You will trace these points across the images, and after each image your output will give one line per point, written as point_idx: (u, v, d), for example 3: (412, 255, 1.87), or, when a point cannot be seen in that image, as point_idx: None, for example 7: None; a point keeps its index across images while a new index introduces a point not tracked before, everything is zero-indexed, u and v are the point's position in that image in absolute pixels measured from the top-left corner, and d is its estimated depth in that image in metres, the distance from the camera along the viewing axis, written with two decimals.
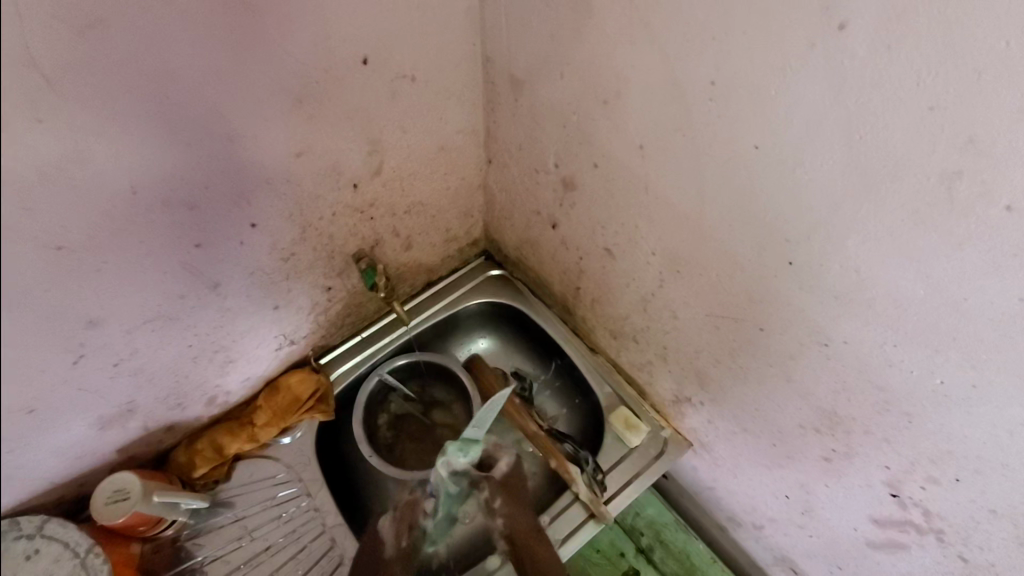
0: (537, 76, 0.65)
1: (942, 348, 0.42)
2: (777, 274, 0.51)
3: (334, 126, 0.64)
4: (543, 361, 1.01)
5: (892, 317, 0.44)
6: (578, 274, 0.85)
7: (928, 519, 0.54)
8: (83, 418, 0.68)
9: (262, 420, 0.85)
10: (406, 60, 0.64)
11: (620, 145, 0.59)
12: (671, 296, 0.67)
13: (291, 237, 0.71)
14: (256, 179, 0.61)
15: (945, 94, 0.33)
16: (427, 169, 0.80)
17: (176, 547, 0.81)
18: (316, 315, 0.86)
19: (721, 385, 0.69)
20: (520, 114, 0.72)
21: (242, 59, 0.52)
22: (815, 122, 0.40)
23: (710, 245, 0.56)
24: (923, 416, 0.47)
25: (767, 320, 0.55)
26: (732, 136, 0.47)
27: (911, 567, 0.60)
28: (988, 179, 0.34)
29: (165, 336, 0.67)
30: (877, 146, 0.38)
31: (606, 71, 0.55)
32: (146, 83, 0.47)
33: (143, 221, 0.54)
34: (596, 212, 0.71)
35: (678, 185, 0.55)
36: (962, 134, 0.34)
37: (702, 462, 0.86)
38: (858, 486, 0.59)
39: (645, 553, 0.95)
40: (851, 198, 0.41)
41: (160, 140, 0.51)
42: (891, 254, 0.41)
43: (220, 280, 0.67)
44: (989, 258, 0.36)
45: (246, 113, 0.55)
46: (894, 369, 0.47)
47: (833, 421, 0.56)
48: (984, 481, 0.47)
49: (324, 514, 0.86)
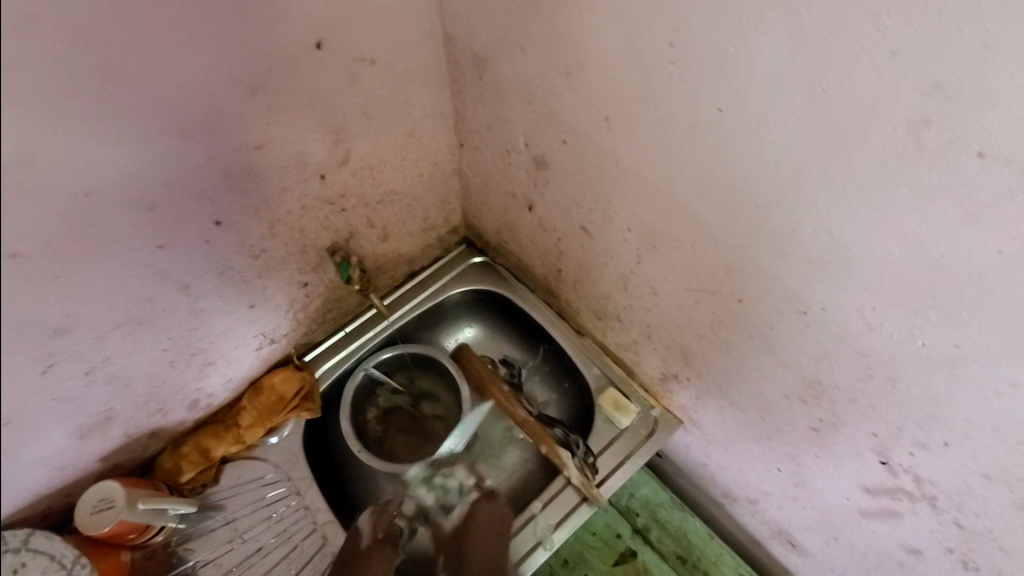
0: (498, 53, 0.63)
1: (920, 309, 0.41)
2: (751, 242, 0.49)
3: (293, 115, 0.62)
4: (531, 346, 1.00)
5: (868, 279, 0.42)
6: (559, 256, 0.84)
7: (919, 485, 0.53)
8: (60, 430, 0.66)
9: (247, 421, 0.84)
10: (363, 42, 0.62)
11: (586, 118, 0.57)
12: (650, 272, 0.66)
13: (260, 234, 0.70)
14: (214, 175, 0.59)
15: (906, 38, 0.32)
16: (397, 157, 0.78)
17: (168, 553, 0.80)
18: (294, 312, 0.85)
19: (705, 359, 0.68)
20: (486, 96, 0.70)
21: (184, 46, 0.49)
22: (778, 77, 0.38)
23: (684, 217, 0.55)
24: (907, 380, 0.46)
25: (745, 290, 0.54)
26: (693, 100, 0.45)
27: (905, 535, 0.59)
28: (956, 127, 0.32)
29: (137, 341, 0.65)
30: (841, 99, 0.36)
31: (565, 40, 0.52)
32: (86, 79, 0.45)
33: (98, 223, 0.52)
34: (569, 189, 0.69)
35: (648, 158, 0.53)
36: (927, 79, 0.32)
37: (695, 440, 0.85)
38: (846, 455, 0.58)
39: (642, 533, 0.94)
40: (818, 154, 0.39)
41: (109, 137, 0.49)
42: (865, 215, 0.40)
43: (187, 282, 0.65)
44: (962, 211, 0.35)
45: (197, 105, 0.53)
46: (874, 334, 0.45)
47: (817, 390, 0.55)
48: (973, 444, 0.45)
49: (315, 512, 0.85)
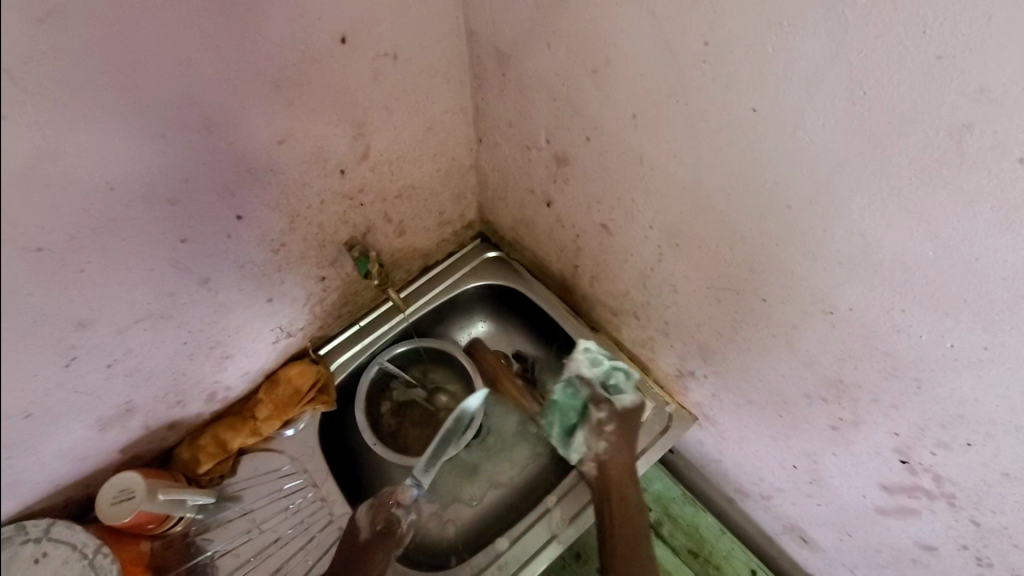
0: (522, 48, 0.62)
1: (952, 311, 0.41)
2: (779, 242, 0.50)
3: (316, 109, 0.62)
4: (545, 341, 1.00)
5: (899, 281, 0.43)
6: (575, 252, 0.84)
7: (938, 484, 0.53)
8: (81, 421, 0.67)
9: (264, 414, 0.85)
10: (387, 36, 0.62)
11: (612, 116, 0.57)
12: (670, 270, 0.66)
13: (280, 228, 0.70)
14: (238, 169, 0.59)
15: (952, 42, 0.31)
16: (416, 152, 0.77)
17: (187, 542, 0.81)
18: (311, 305, 0.85)
19: (724, 357, 0.68)
20: (507, 91, 0.70)
21: (212, 39, 0.49)
22: (815, 79, 0.38)
23: (709, 215, 0.55)
24: (933, 381, 0.46)
25: (770, 290, 0.54)
26: (726, 100, 0.45)
27: (921, 532, 0.60)
28: (999, 132, 0.32)
29: (158, 335, 0.66)
30: (881, 101, 0.36)
31: (594, 37, 0.52)
32: (116, 73, 0.45)
33: (125, 217, 0.52)
34: (589, 186, 0.69)
35: (675, 156, 0.53)
36: (971, 84, 0.32)
37: (709, 436, 0.86)
38: (866, 453, 0.58)
39: (653, 527, 0.95)
40: (854, 157, 0.39)
41: (137, 132, 0.49)
42: (898, 217, 0.40)
43: (209, 275, 0.66)
44: (999, 215, 0.35)
45: (223, 101, 0.53)
46: (902, 335, 0.46)
47: (839, 389, 0.55)
48: (996, 445, 0.46)
49: (331, 504, 0.86)
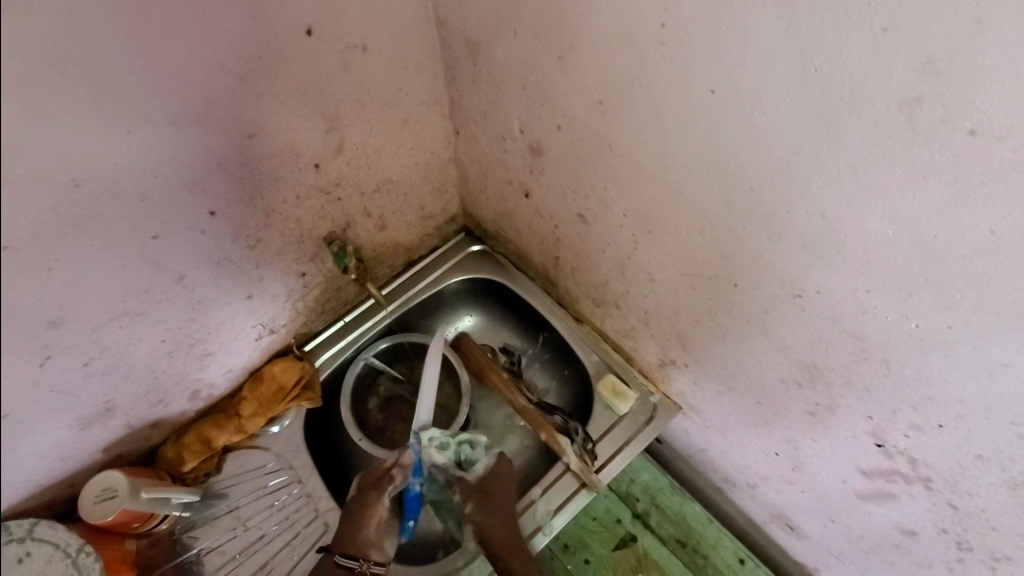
0: (491, 37, 0.62)
1: (914, 291, 0.41)
2: (745, 226, 0.49)
3: (286, 103, 0.62)
4: (530, 334, 1.00)
5: (862, 261, 0.42)
6: (555, 243, 0.83)
7: (913, 467, 0.53)
8: (61, 420, 0.67)
9: (248, 411, 0.85)
10: (355, 28, 0.62)
11: (581, 103, 0.57)
12: (646, 258, 0.65)
13: (255, 223, 0.70)
14: (208, 165, 0.59)
15: (897, 14, 0.31)
16: (392, 145, 0.77)
17: (173, 541, 0.82)
18: (292, 301, 0.85)
19: (702, 345, 0.68)
20: (480, 81, 0.70)
21: (171, 34, 0.49)
22: (769, 57, 0.38)
23: (678, 200, 0.54)
24: (901, 362, 0.46)
25: (741, 275, 0.54)
26: (686, 83, 0.44)
27: (901, 516, 0.59)
28: (948, 104, 0.32)
29: (135, 333, 0.66)
30: (833, 77, 0.36)
31: (557, 23, 0.52)
32: (75, 69, 0.45)
33: (92, 215, 0.52)
34: (564, 175, 0.69)
35: (642, 141, 0.53)
36: (918, 56, 0.32)
37: (693, 425, 0.85)
38: (843, 438, 0.58)
39: (642, 518, 0.95)
40: (811, 136, 0.39)
41: (100, 127, 0.49)
42: (857, 196, 0.39)
43: (184, 272, 0.65)
44: (954, 189, 0.34)
45: (188, 96, 0.53)
46: (869, 317, 0.45)
47: (813, 373, 0.55)
48: (967, 426, 0.45)
49: (316, 500, 0.86)
